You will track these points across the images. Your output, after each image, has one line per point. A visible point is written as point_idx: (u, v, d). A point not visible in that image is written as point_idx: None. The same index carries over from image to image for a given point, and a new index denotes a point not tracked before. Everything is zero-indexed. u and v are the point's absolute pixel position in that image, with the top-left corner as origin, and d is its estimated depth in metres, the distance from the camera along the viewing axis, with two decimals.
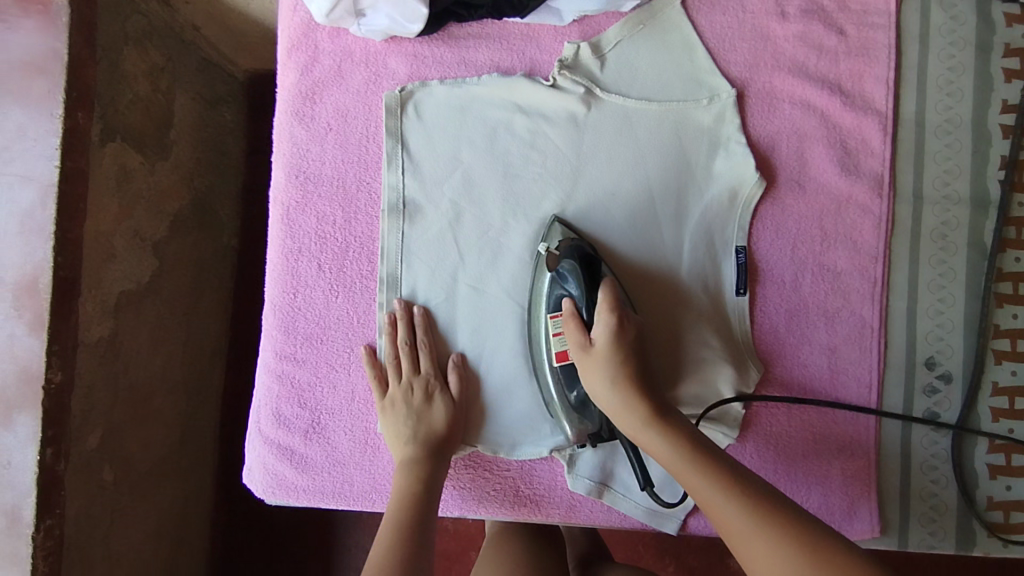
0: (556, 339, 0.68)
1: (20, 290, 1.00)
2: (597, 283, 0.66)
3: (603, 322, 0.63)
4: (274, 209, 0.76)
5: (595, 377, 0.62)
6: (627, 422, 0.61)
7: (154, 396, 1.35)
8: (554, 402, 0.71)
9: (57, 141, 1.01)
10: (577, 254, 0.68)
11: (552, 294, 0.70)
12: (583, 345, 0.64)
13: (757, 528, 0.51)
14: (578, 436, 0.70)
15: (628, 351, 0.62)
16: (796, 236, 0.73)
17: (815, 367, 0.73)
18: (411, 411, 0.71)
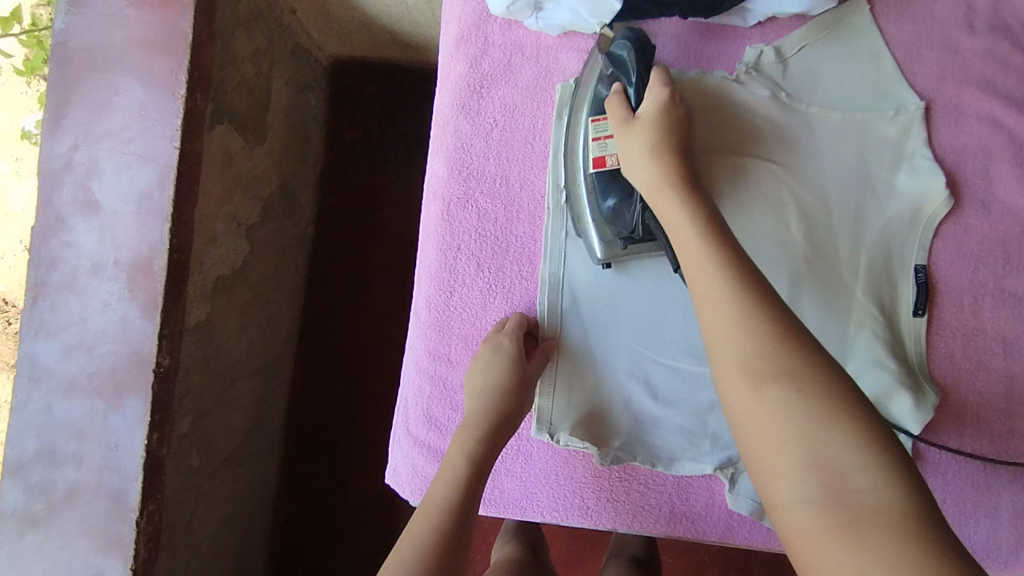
0: (596, 144, 0.67)
1: (134, 271, 0.99)
2: (648, 69, 0.66)
3: (653, 98, 0.64)
4: (433, 203, 0.74)
5: (634, 143, 0.63)
6: (674, 215, 0.58)
7: (237, 383, 1.34)
8: (586, 222, 0.69)
9: (178, 122, 1.00)
10: (633, 36, 0.65)
11: (597, 93, 0.69)
12: (625, 120, 0.65)
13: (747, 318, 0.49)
14: (608, 255, 0.69)
15: (669, 122, 0.63)
16: (978, 258, 0.70)
17: (990, 396, 0.70)
18: (483, 378, 0.69)
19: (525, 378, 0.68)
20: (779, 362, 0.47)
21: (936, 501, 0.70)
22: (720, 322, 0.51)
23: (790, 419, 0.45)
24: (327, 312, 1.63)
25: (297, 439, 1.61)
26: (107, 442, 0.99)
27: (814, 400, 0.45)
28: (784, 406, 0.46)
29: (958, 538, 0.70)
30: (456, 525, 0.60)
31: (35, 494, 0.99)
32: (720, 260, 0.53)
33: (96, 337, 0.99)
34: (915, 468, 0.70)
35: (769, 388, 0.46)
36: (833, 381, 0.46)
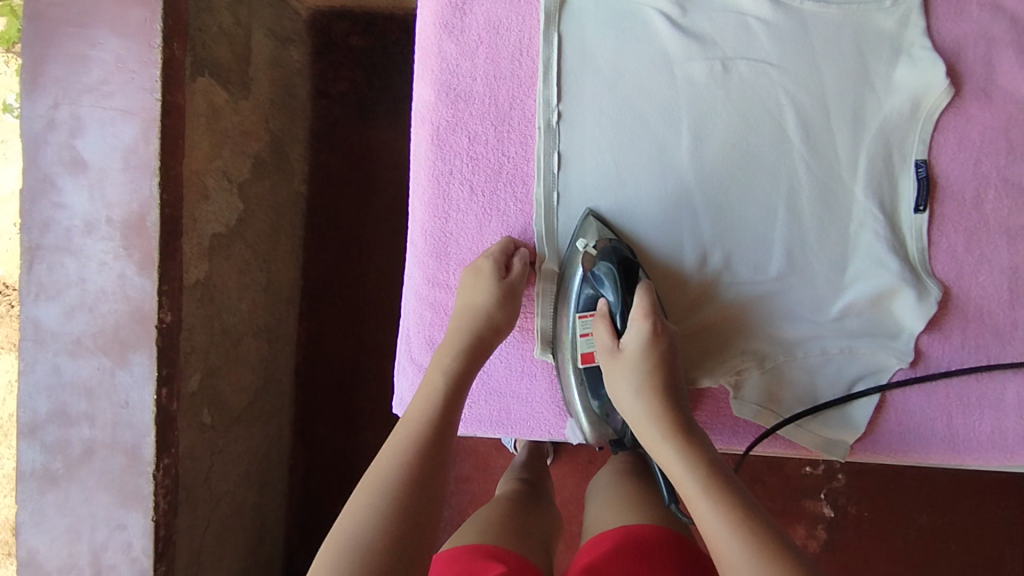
0: (583, 340, 0.71)
1: (128, 229, 0.98)
2: (631, 290, 0.68)
3: (637, 329, 0.65)
4: (421, 129, 0.72)
5: (618, 376, 0.67)
6: (662, 453, 0.61)
7: (242, 342, 1.34)
8: (575, 407, 0.72)
9: (157, 72, 0.97)
10: (615, 258, 0.67)
11: (582, 294, 0.71)
12: (611, 349, 0.68)
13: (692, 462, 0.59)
14: (597, 438, 0.74)
15: (654, 361, 0.65)
16: (980, 149, 0.69)
17: (994, 289, 0.70)
18: (464, 300, 0.69)
19: (505, 298, 0.68)
20: (746, 539, 0.53)
21: (940, 395, 0.71)
22: (694, 499, 0.57)
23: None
24: (327, 270, 1.62)
25: (307, 398, 1.62)
26: (117, 399, 1.00)
27: (746, 535, 0.53)
28: (749, 571, 0.51)
29: (962, 431, 0.71)
30: (438, 433, 0.61)
31: (52, 454, 1.01)
32: (694, 463, 0.59)
33: (96, 297, 0.99)
34: (919, 365, 0.71)
35: (734, 546, 0.53)
36: (791, 563, 0.51)
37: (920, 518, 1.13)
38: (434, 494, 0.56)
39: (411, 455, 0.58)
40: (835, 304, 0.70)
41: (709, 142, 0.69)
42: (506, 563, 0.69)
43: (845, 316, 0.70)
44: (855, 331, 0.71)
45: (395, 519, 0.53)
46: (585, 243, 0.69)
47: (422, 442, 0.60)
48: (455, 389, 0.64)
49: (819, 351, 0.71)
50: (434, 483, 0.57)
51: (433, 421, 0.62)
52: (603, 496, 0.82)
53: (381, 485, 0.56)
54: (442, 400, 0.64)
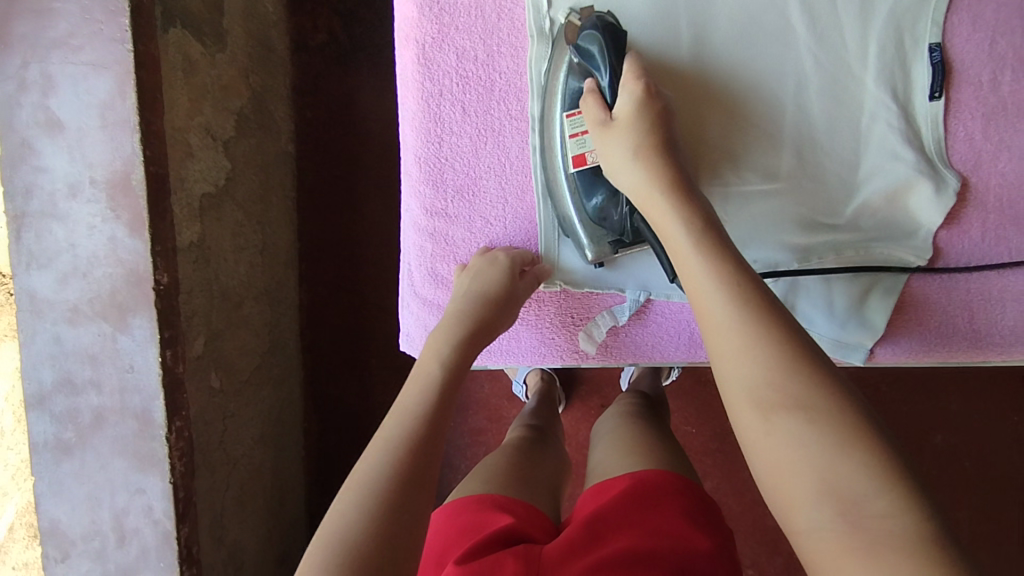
0: (573, 141, 0.64)
1: (114, 189, 0.95)
2: (619, 57, 0.61)
3: (629, 96, 0.60)
4: (406, 50, 0.68)
5: (616, 147, 0.60)
6: (659, 212, 0.57)
7: (244, 305, 1.32)
8: (571, 220, 0.66)
9: (127, 21, 0.93)
10: (600, 25, 0.61)
11: (569, 87, 0.64)
12: (604, 122, 0.61)
13: (749, 330, 0.48)
14: (598, 254, 0.66)
15: (651, 125, 0.59)
16: (994, 29, 0.66)
17: (1013, 175, 0.67)
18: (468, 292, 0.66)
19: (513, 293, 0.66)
20: (783, 367, 0.46)
21: (960, 291, 0.69)
22: (688, 269, 0.53)
23: (736, 340, 0.48)
24: (323, 231, 1.59)
25: (315, 362, 1.62)
26: (122, 364, 0.98)
27: (825, 428, 0.43)
28: (736, 331, 0.49)
29: (984, 326, 0.69)
30: (429, 428, 0.55)
31: (63, 423, 1.00)
32: (690, 224, 0.55)
33: (89, 261, 0.97)
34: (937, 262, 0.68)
35: (813, 463, 0.43)
36: (784, 325, 0.48)
37: (936, 437, 1.12)
38: (427, 487, 0.51)
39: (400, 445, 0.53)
40: (850, 204, 0.68)
41: (713, 45, 0.66)
42: (513, 514, 0.67)
43: (861, 216, 0.68)
44: (872, 232, 0.68)
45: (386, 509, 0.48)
46: (573, 16, 0.63)
47: (413, 433, 0.54)
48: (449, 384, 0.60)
49: (835, 253, 0.68)
50: (422, 482, 0.51)
51: (425, 413, 0.57)
52: (610, 439, 0.81)
53: (366, 483, 0.50)
54: (436, 394, 0.59)
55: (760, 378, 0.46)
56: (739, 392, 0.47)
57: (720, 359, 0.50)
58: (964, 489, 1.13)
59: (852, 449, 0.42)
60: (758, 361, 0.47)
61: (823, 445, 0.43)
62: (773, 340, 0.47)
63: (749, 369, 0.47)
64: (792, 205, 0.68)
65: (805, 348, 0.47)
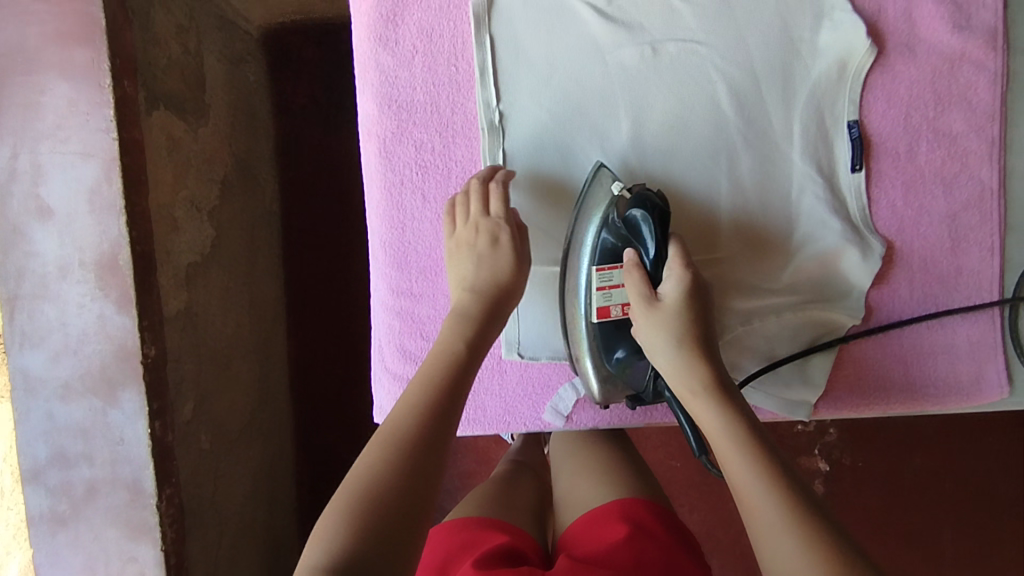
0: (601, 293, 0.69)
1: (101, 270, 1.00)
2: (664, 241, 0.66)
3: (674, 281, 0.65)
4: (369, 144, 0.73)
5: (657, 332, 0.65)
6: (697, 404, 0.62)
7: (232, 364, 1.36)
8: (586, 362, 0.71)
9: (110, 112, 0.99)
10: (649, 207, 0.65)
11: (600, 243, 0.69)
12: (647, 299, 0.66)
13: (754, 464, 0.57)
14: (604, 397, 0.72)
15: (694, 314, 0.65)
16: (909, 103, 0.71)
17: (935, 237, 0.72)
18: (472, 272, 0.68)
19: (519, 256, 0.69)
20: (786, 503, 0.54)
21: (895, 346, 0.74)
22: (728, 456, 0.58)
23: (773, 520, 0.53)
24: (311, 284, 1.64)
25: (306, 411, 1.65)
26: (113, 436, 1.02)
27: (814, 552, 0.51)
28: (772, 509, 0.54)
29: (918, 379, 0.74)
30: (451, 400, 0.60)
31: (57, 495, 1.03)
32: (730, 416, 0.60)
33: (79, 339, 1.01)
34: (870, 318, 0.74)
35: (809, 575, 0.50)
36: (785, 472, 0.56)
37: (906, 465, 1.17)
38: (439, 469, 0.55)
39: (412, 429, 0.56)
40: (785, 270, 0.73)
41: (651, 130, 0.72)
42: (507, 532, 0.74)
43: (796, 280, 0.73)
44: (807, 293, 0.73)
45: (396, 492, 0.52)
46: (621, 190, 0.68)
47: (437, 403, 0.59)
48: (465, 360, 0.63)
49: (775, 315, 0.73)
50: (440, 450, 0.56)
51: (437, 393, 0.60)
52: (573, 464, 0.84)
53: (394, 445, 0.55)
54: (455, 365, 0.63)
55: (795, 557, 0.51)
56: (779, 568, 0.51)
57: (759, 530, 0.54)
58: (936, 515, 1.16)
59: (839, 571, 0.49)
60: (795, 541, 0.52)
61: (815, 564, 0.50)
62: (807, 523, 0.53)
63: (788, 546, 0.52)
64: (732, 273, 0.73)
65: (837, 536, 0.52)
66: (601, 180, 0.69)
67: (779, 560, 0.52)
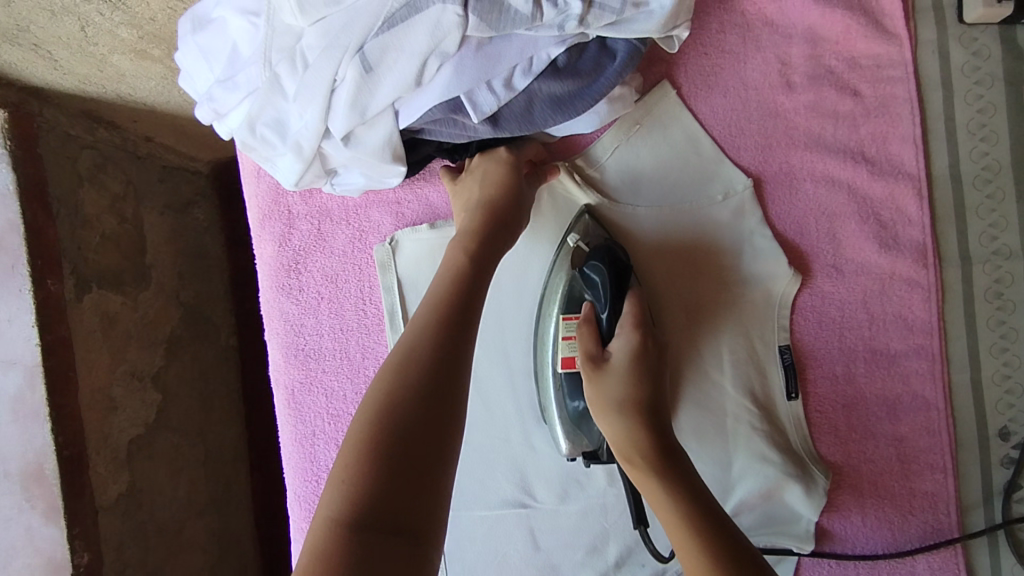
0: (566, 343, 0.64)
1: (27, 481, 0.96)
2: (620, 298, 0.63)
3: (625, 339, 0.61)
4: (278, 394, 0.69)
5: (603, 393, 0.59)
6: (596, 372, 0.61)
7: (186, 529, 1.26)
8: (551, 412, 0.67)
9: (32, 317, 0.96)
10: (606, 257, 0.63)
11: (569, 294, 0.66)
12: (596, 358, 0.61)
13: (662, 477, 0.54)
14: (571, 449, 0.66)
15: (643, 378, 0.59)
16: (841, 325, 0.68)
17: (883, 461, 0.68)
18: (478, 190, 0.61)
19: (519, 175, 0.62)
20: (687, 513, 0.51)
21: None
22: (640, 473, 0.55)
23: (688, 551, 0.49)
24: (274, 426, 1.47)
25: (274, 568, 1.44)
26: None
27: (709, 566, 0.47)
28: (685, 539, 0.50)
29: None
30: (475, 268, 0.56)
31: None
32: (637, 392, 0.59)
33: (7, 553, 0.97)
34: (825, 539, 0.69)
35: None
36: (685, 481, 0.54)
37: None
38: (455, 419, 0.46)
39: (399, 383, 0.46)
40: (727, 503, 0.68)
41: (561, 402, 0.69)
42: None
43: (741, 513, 0.68)
44: (751, 524, 0.68)
45: (397, 446, 0.43)
46: (576, 238, 0.66)
47: (457, 273, 0.55)
48: (467, 281, 0.55)
49: None
50: (470, 324, 0.53)
51: (433, 333, 0.50)
52: None
53: (416, 324, 0.51)
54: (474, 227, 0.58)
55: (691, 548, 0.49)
56: None
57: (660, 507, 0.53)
58: None
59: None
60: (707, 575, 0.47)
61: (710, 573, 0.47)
62: (714, 552, 0.48)
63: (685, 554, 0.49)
64: None
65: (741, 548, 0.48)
66: (573, 230, 0.67)
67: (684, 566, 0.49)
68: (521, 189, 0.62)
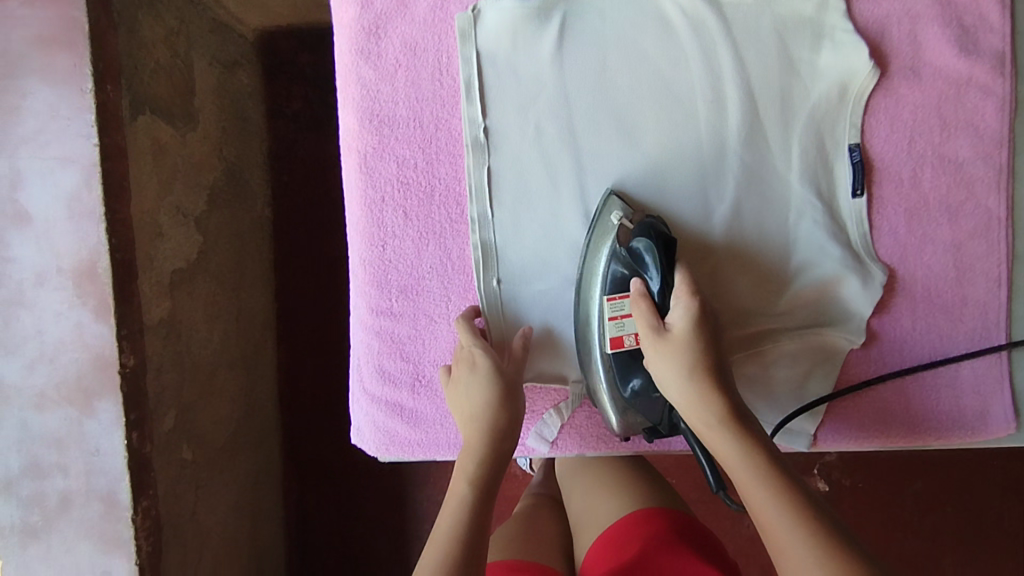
0: (612, 323, 0.65)
1: (79, 278, 0.92)
2: (671, 268, 0.63)
3: (682, 310, 0.61)
4: (349, 160, 0.71)
5: (665, 365, 0.61)
6: (719, 440, 0.57)
7: (218, 373, 1.23)
8: (603, 395, 0.68)
9: (92, 118, 0.90)
10: (655, 235, 0.63)
11: (610, 271, 0.66)
12: (657, 329, 0.62)
13: (726, 427, 0.57)
14: (625, 428, 0.69)
15: (705, 341, 0.60)
16: (913, 128, 0.68)
17: (939, 267, 0.69)
18: (467, 402, 0.67)
19: (509, 383, 0.67)
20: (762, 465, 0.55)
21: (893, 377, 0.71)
22: (704, 424, 0.59)
23: (762, 496, 0.53)
24: (305, 299, 1.44)
25: (296, 433, 1.43)
26: (86, 446, 0.93)
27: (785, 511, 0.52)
28: (760, 484, 0.54)
29: (919, 411, 0.71)
30: (511, 389, 0.67)
31: (29, 507, 0.94)
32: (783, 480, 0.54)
33: (56, 348, 0.92)
34: (873, 344, 0.71)
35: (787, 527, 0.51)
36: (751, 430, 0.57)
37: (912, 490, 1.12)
38: (481, 528, 0.61)
39: (443, 569, 0.57)
40: (783, 296, 0.70)
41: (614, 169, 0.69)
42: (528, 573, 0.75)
43: (795, 305, 0.70)
44: (802, 318, 0.71)
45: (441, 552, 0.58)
46: (622, 219, 0.66)
47: (500, 393, 0.67)
48: (506, 400, 0.67)
49: (771, 343, 0.71)
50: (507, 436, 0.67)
51: (482, 460, 0.65)
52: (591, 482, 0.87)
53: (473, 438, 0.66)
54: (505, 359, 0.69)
55: (784, 527, 0.51)
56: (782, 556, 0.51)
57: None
58: (947, 536, 1.13)
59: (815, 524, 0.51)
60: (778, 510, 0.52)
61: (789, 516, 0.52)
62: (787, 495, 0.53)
63: (777, 541, 0.51)
64: (732, 298, 0.70)
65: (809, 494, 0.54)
66: (615, 212, 0.67)
67: (761, 518, 0.53)
68: (509, 401, 0.67)
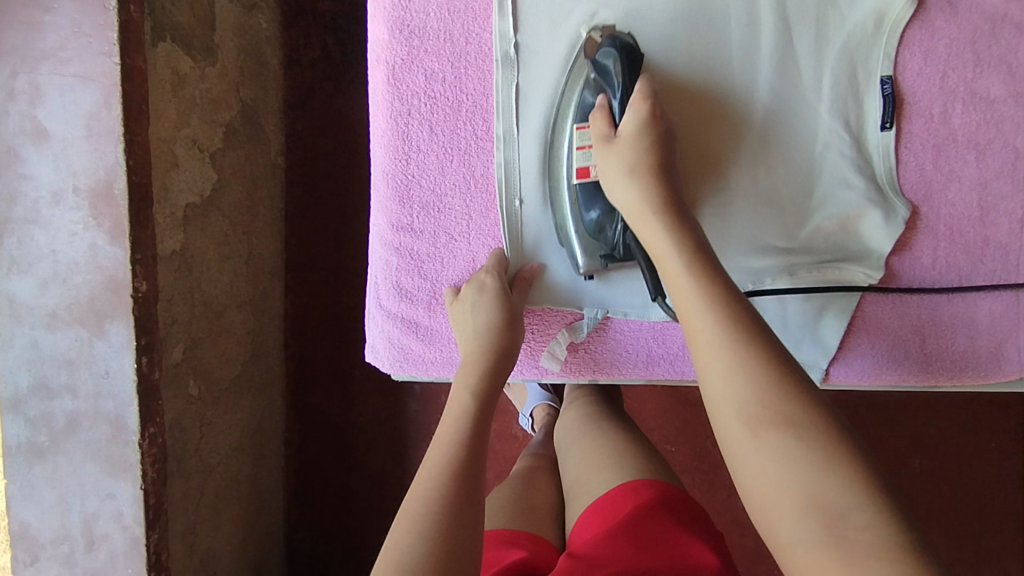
0: (580, 153, 0.67)
1: (93, 198, 0.84)
2: (634, 83, 0.64)
3: (636, 114, 0.63)
4: (377, 71, 0.70)
5: (615, 166, 0.63)
6: (725, 369, 0.50)
7: (226, 314, 1.14)
8: (569, 231, 0.69)
9: (114, 36, 0.82)
10: (619, 46, 0.64)
11: (581, 100, 0.67)
12: (606, 137, 0.64)
13: (739, 356, 0.50)
14: (589, 264, 0.69)
15: (652, 151, 0.62)
16: (946, 62, 0.68)
17: (963, 205, 0.69)
18: (472, 320, 0.68)
19: (515, 305, 0.69)
20: (776, 402, 0.48)
21: (910, 317, 0.71)
22: (715, 343, 0.52)
23: (776, 440, 0.47)
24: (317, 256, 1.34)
25: (302, 386, 1.35)
26: (96, 369, 0.86)
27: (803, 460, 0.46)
28: (770, 428, 0.48)
29: (934, 350, 0.72)
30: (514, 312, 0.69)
31: (36, 427, 0.87)
32: (772, 393, 0.48)
33: (69, 268, 0.85)
34: (890, 282, 0.70)
35: (792, 475, 0.46)
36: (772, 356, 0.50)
37: (915, 461, 1.09)
38: (481, 443, 0.61)
39: (448, 473, 0.56)
40: (803, 228, 0.70)
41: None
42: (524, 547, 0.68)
43: (815, 238, 0.70)
44: (823, 254, 0.70)
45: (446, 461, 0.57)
46: (590, 38, 0.67)
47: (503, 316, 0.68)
48: (509, 322, 0.68)
49: (788, 275, 0.70)
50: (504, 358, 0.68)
51: (482, 377, 0.66)
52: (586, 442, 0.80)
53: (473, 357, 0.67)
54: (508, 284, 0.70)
55: (791, 477, 0.46)
56: (773, 498, 0.47)
57: (768, 523, 0.47)
58: (943, 518, 1.08)
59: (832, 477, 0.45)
60: (787, 460, 0.46)
61: (804, 462, 0.46)
62: (802, 440, 0.47)
63: (779, 487, 0.46)
64: (751, 228, 0.70)
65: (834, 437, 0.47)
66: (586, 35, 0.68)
67: (766, 464, 0.47)
68: (513, 322, 0.69)
